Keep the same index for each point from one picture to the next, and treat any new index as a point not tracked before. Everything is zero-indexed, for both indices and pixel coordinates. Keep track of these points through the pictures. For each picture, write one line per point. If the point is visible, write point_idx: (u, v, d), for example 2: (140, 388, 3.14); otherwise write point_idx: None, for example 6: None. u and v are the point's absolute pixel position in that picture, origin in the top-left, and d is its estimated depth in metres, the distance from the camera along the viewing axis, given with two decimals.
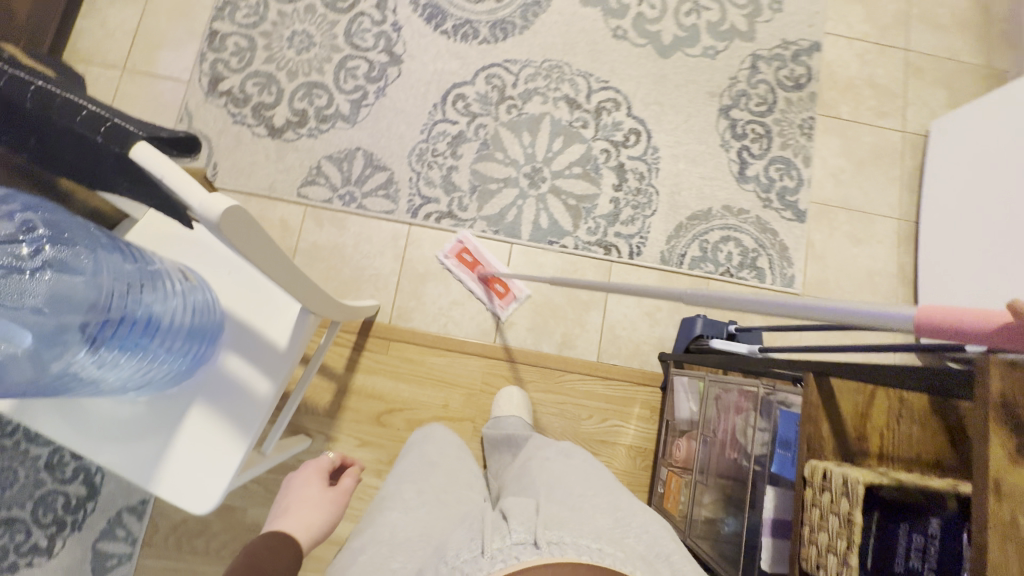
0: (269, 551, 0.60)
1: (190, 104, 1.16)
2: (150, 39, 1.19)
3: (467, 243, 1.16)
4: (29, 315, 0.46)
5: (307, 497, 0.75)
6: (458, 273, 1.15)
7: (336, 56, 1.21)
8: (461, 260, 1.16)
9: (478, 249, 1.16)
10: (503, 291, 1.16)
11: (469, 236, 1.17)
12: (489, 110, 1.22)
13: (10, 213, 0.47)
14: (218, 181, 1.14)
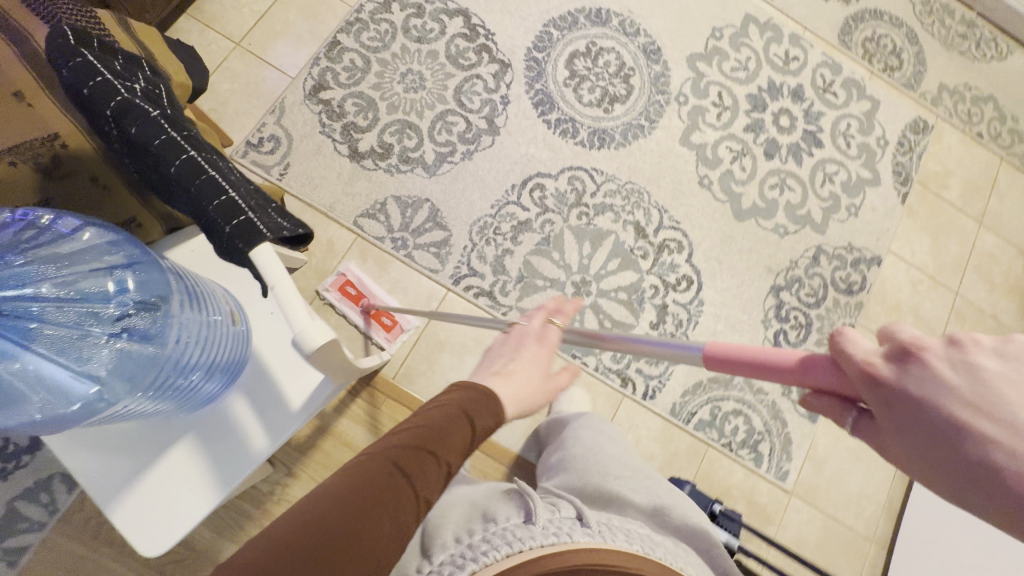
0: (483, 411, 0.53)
1: (287, 100, 1.17)
2: (275, 26, 1.20)
3: (350, 275, 1.12)
4: (94, 375, 0.48)
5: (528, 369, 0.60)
6: (342, 307, 1.10)
7: (440, 106, 1.23)
8: (341, 288, 1.10)
9: (362, 280, 1.12)
10: (391, 325, 1.11)
11: (351, 267, 1.12)
12: (562, 209, 1.23)
13: (111, 269, 0.51)
14: (283, 182, 1.14)
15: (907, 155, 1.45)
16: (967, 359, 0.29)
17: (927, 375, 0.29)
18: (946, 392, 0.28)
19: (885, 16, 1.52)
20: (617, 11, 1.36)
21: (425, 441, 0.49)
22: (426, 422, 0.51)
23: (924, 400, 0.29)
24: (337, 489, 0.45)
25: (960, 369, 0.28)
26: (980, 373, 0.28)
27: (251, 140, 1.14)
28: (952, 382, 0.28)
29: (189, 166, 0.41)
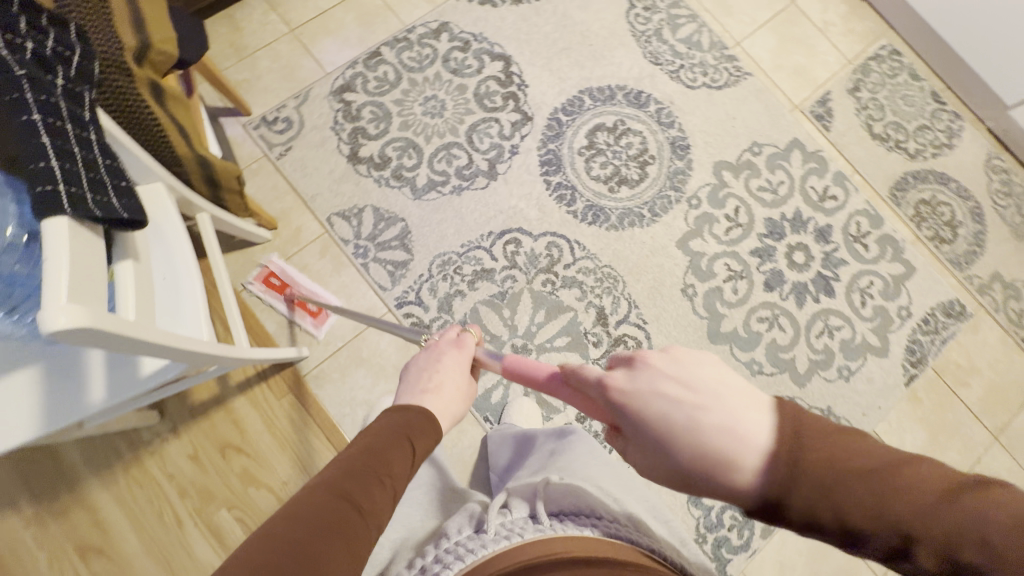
0: (418, 423, 0.58)
1: (313, 91, 1.24)
2: (330, 24, 1.29)
3: (274, 266, 1.14)
4: None
5: (454, 378, 0.67)
6: (268, 298, 1.13)
7: (449, 137, 1.25)
8: (266, 281, 1.13)
9: (284, 270, 1.14)
10: (316, 314, 1.14)
11: (275, 259, 1.14)
12: (529, 270, 1.21)
13: None
14: (280, 162, 1.20)
15: (929, 335, 1.30)
16: (664, 365, 0.43)
17: (646, 377, 0.43)
18: (661, 378, 0.43)
19: (952, 183, 1.40)
20: (658, 99, 1.35)
21: (377, 466, 0.51)
22: (373, 451, 0.52)
23: (654, 398, 0.42)
24: (288, 523, 0.44)
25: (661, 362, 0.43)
26: (670, 364, 0.43)
27: (267, 117, 1.21)
28: (667, 381, 0.42)
29: (27, 126, 0.44)
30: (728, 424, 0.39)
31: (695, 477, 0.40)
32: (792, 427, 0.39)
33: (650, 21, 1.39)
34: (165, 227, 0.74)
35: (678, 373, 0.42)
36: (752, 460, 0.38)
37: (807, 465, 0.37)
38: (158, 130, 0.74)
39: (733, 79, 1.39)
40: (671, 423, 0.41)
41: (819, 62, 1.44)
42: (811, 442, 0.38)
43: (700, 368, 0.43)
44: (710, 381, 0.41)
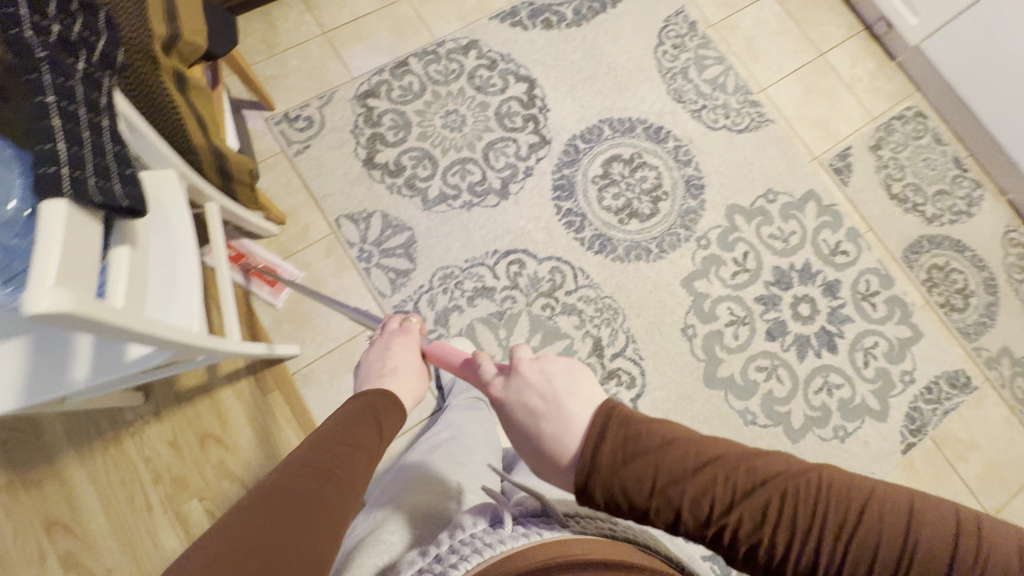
0: (381, 402, 0.63)
1: (338, 93, 1.26)
2: (362, 30, 1.31)
3: (227, 238, 1.12)
4: None
5: (408, 359, 0.72)
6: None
7: (465, 152, 1.26)
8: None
9: (237, 241, 1.12)
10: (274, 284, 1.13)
11: (227, 231, 1.13)
12: (530, 293, 1.20)
13: None
14: (296, 159, 1.21)
15: (931, 404, 1.27)
16: (534, 372, 0.56)
17: (516, 384, 0.56)
18: (529, 389, 0.55)
19: (967, 252, 1.38)
20: (677, 137, 1.35)
21: (352, 440, 0.55)
22: (346, 430, 0.56)
23: (519, 401, 0.55)
24: (276, 490, 0.47)
25: (533, 376, 0.56)
26: (539, 378, 0.55)
27: (290, 114, 1.23)
28: (530, 389, 0.55)
29: (38, 108, 0.44)
30: (560, 429, 0.51)
31: (543, 469, 0.52)
32: (613, 430, 0.50)
33: (678, 59, 1.40)
34: (173, 213, 0.74)
35: (541, 382, 0.55)
36: (575, 460, 0.50)
37: (620, 462, 0.49)
38: (175, 119, 0.75)
39: (754, 124, 1.39)
40: (526, 422, 0.53)
41: (843, 116, 1.43)
42: (626, 441, 0.49)
43: (559, 381, 0.54)
44: (562, 391, 0.54)
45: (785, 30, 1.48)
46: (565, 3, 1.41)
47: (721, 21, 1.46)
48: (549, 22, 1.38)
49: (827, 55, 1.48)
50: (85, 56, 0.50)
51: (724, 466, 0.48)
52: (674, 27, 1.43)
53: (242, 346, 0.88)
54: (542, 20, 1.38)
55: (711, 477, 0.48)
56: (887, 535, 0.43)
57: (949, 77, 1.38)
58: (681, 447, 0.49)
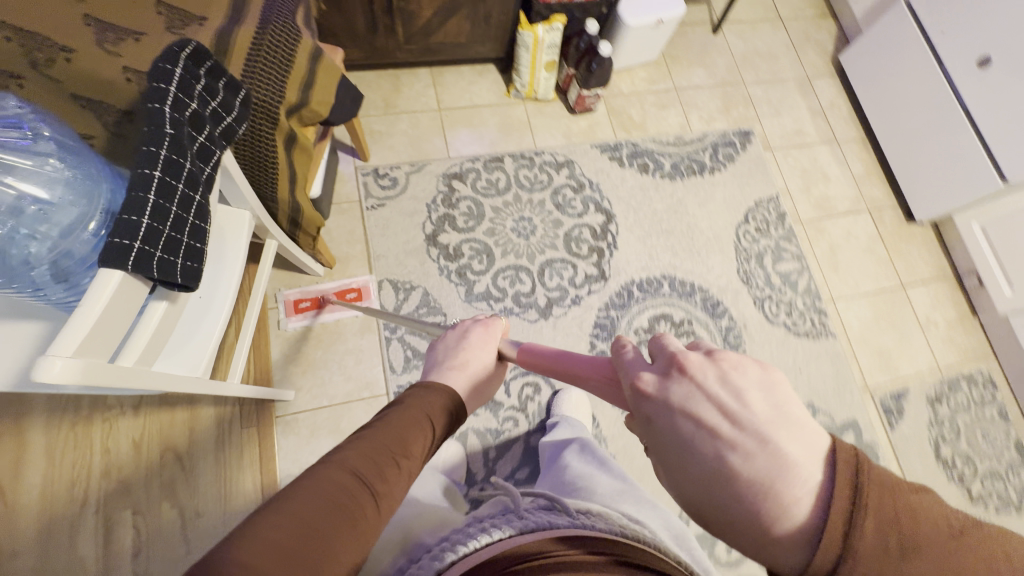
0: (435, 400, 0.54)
1: (429, 166, 1.31)
2: (474, 118, 1.38)
3: (293, 297, 1.16)
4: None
5: (482, 354, 0.65)
6: (314, 320, 1.16)
7: (523, 260, 1.27)
8: (297, 309, 1.15)
9: (302, 291, 1.17)
10: (359, 297, 1.18)
11: (287, 293, 1.16)
12: (533, 422, 1.15)
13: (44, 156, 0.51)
14: (368, 212, 1.25)
15: None
16: (712, 379, 0.34)
17: (682, 386, 0.35)
18: (706, 396, 0.34)
19: None
20: (732, 318, 1.32)
21: (395, 445, 0.46)
22: (384, 425, 0.48)
23: (678, 413, 0.34)
24: (301, 490, 0.39)
25: (711, 380, 0.34)
26: (724, 384, 0.34)
27: (380, 170, 1.28)
28: (705, 393, 0.34)
29: (143, 181, 0.46)
30: (766, 473, 0.30)
31: (732, 527, 0.32)
32: (867, 498, 0.29)
33: (756, 243, 1.40)
34: (229, 253, 0.78)
35: (720, 390, 0.34)
36: (802, 530, 0.30)
37: (884, 559, 0.27)
38: (271, 170, 0.78)
39: (814, 332, 1.34)
40: (695, 452, 0.33)
41: (907, 354, 1.37)
42: (880, 510, 0.28)
43: (757, 393, 0.33)
44: (764, 417, 0.32)
45: (871, 250, 1.47)
46: (667, 155, 1.45)
47: (810, 220, 1.46)
48: (645, 166, 1.42)
49: (907, 288, 1.44)
50: (208, 134, 0.53)
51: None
52: (762, 211, 1.44)
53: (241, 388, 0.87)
54: (639, 163, 1.42)
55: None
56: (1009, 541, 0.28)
57: None
58: (974, 535, 0.28)
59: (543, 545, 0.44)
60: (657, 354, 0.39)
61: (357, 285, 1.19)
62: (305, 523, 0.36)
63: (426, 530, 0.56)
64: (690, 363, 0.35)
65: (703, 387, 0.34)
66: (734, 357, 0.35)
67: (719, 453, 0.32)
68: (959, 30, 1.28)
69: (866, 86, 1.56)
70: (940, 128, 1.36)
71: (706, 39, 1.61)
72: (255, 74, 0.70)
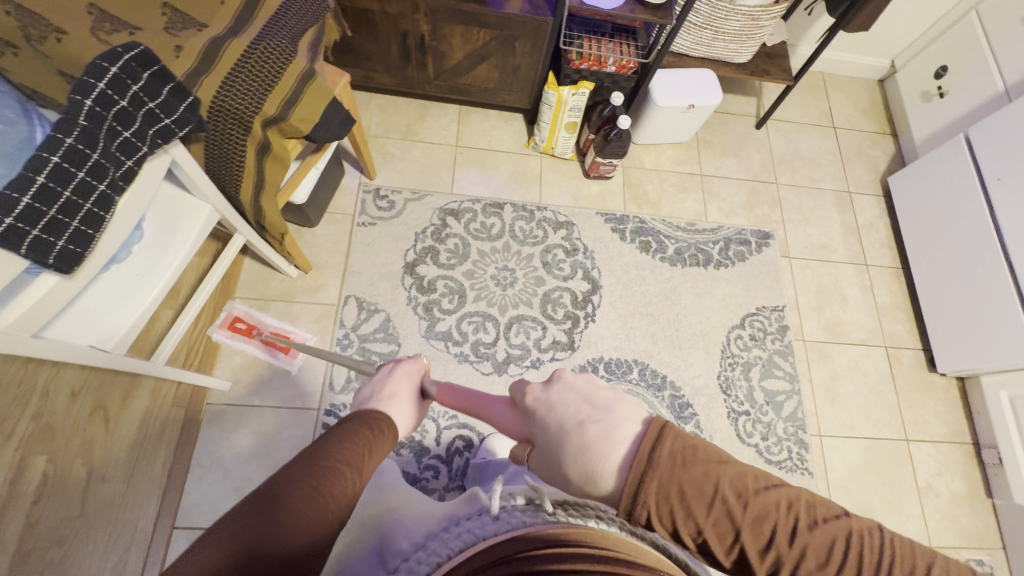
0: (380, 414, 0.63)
1: (430, 197, 1.33)
2: (487, 160, 1.40)
3: (237, 311, 1.17)
4: None
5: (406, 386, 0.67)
6: (235, 343, 1.15)
7: (493, 310, 1.24)
8: (231, 325, 1.16)
9: (248, 312, 1.18)
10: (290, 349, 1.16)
11: (238, 304, 1.18)
12: (453, 478, 1.10)
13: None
14: (357, 228, 1.28)
15: None
16: (577, 383, 0.52)
17: (558, 386, 0.52)
18: (571, 392, 0.51)
19: None
20: (698, 425, 1.21)
21: (365, 446, 0.57)
22: (357, 431, 0.58)
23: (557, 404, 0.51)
24: (300, 483, 0.48)
25: (576, 385, 0.52)
26: (582, 387, 0.51)
27: (381, 191, 1.32)
28: (572, 390, 0.51)
29: (38, 164, 0.49)
30: (608, 431, 0.47)
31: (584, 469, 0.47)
32: (672, 442, 0.46)
33: (747, 351, 1.30)
34: (178, 239, 0.81)
35: (583, 389, 0.51)
36: (620, 466, 0.46)
37: (675, 467, 0.45)
38: (237, 171, 0.81)
39: (788, 464, 1.21)
40: (566, 427, 0.49)
41: (894, 518, 1.20)
42: (682, 449, 0.45)
43: (602, 389, 0.51)
44: (610, 398, 0.50)
45: (879, 391, 1.32)
46: (673, 239, 1.39)
47: (814, 342, 1.35)
48: (647, 245, 1.37)
49: (911, 443, 1.28)
50: (135, 132, 0.57)
51: (791, 498, 0.44)
52: (761, 319, 1.34)
53: (163, 369, 0.90)
54: (642, 241, 1.37)
55: (777, 504, 0.43)
56: (808, 504, 0.44)
57: None
58: (758, 474, 0.45)
59: (542, 536, 0.42)
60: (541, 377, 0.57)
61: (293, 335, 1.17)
62: (311, 508, 0.47)
63: (399, 532, 0.57)
64: (566, 372, 0.53)
65: (572, 387, 0.52)
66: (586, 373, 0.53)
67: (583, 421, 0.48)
68: (1015, 180, 1.17)
69: (910, 214, 1.45)
70: (980, 278, 1.23)
71: (746, 132, 1.56)
72: (235, 83, 0.73)
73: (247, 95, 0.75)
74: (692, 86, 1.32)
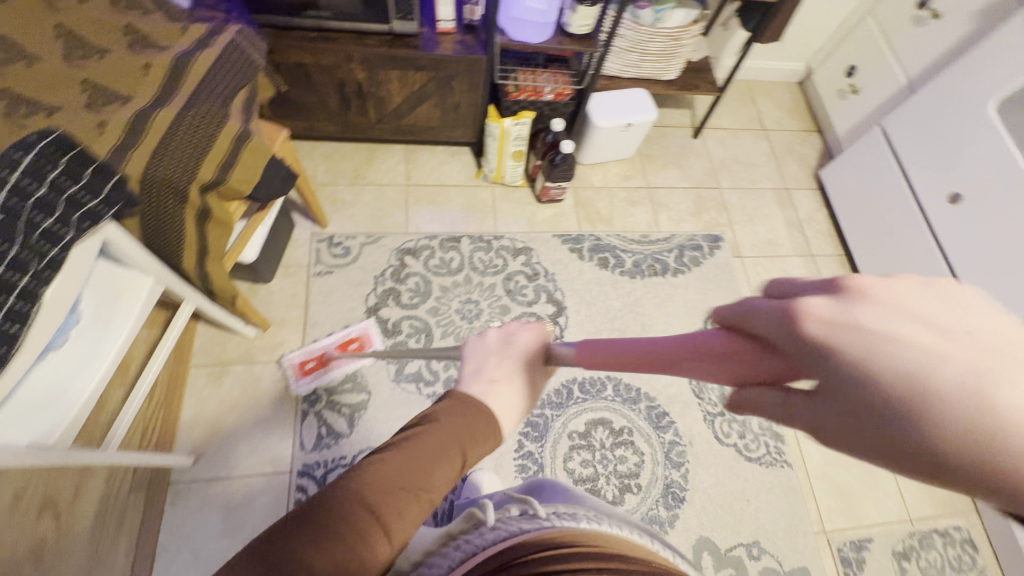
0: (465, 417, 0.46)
1: (385, 239, 1.33)
2: (439, 196, 1.41)
3: (297, 360, 1.17)
4: None
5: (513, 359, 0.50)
6: (323, 378, 1.16)
7: (461, 344, 1.24)
8: (303, 371, 1.16)
9: (306, 351, 1.18)
10: (363, 342, 1.21)
11: (290, 356, 1.17)
12: (440, 523, 1.07)
13: None
14: (314, 278, 1.25)
15: None
16: (908, 295, 0.26)
17: (867, 307, 0.26)
18: (896, 319, 0.26)
19: None
20: (677, 432, 1.23)
21: (432, 470, 0.43)
22: (423, 446, 0.44)
23: (882, 339, 0.25)
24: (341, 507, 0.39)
25: (892, 304, 0.26)
26: (915, 304, 0.26)
27: (334, 238, 1.31)
28: (895, 314, 0.26)
29: None
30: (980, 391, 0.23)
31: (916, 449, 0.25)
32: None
33: None
34: (118, 320, 0.77)
35: (919, 308, 0.26)
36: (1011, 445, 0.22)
37: None
38: (177, 242, 0.80)
39: (768, 458, 1.24)
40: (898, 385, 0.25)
41: (874, 498, 1.24)
42: None
43: (955, 308, 0.26)
44: (976, 327, 0.25)
45: None
46: (629, 252, 1.43)
47: None
48: (605, 261, 1.40)
49: None
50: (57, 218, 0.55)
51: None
52: None
53: (130, 456, 0.89)
54: (600, 257, 1.40)
55: None
56: None
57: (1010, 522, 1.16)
58: None
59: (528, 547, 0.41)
60: (788, 288, 0.31)
61: (357, 334, 1.21)
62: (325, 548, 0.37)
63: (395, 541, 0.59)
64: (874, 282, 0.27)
65: (887, 308, 0.26)
66: (909, 277, 0.28)
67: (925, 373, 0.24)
68: (931, 163, 1.26)
69: (844, 203, 1.54)
70: (912, 257, 1.32)
71: (685, 142, 1.63)
72: (165, 154, 0.73)
73: (178, 163, 0.74)
74: (627, 106, 1.38)
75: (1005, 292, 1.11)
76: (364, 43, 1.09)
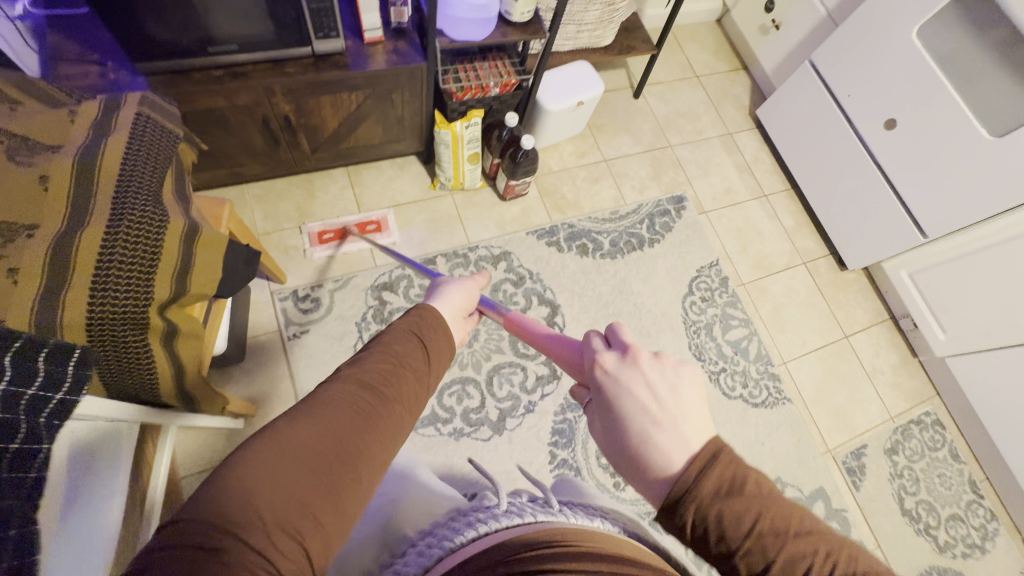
0: (432, 330, 0.53)
1: (355, 279, 1.21)
2: (398, 217, 1.29)
3: (316, 228, 1.24)
4: None
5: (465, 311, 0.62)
6: (339, 248, 1.23)
7: (468, 371, 1.19)
8: (320, 240, 1.23)
9: (325, 223, 1.25)
10: (380, 227, 1.27)
11: (312, 226, 1.24)
12: None
13: None
14: (289, 342, 1.13)
15: None
16: (652, 366, 0.43)
17: (630, 372, 0.42)
18: (640, 382, 0.42)
19: None
20: None
21: (402, 372, 0.47)
22: (394, 347, 0.49)
23: (626, 391, 0.42)
24: (320, 414, 0.40)
25: (642, 366, 0.42)
26: (646, 370, 0.42)
27: (299, 292, 1.17)
28: (643, 380, 0.42)
29: None
30: (667, 447, 0.39)
31: (624, 465, 0.41)
32: (723, 471, 0.37)
33: (704, 313, 1.38)
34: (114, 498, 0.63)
35: (656, 378, 0.42)
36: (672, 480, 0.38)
37: (724, 497, 0.36)
38: (147, 377, 0.66)
39: (771, 400, 1.33)
40: (626, 418, 0.41)
41: (859, 408, 1.39)
42: (731, 480, 0.37)
43: (682, 389, 0.42)
44: (683, 407, 0.40)
45: (812, 303, 1.48)
46: (604, 233, 1.41)
47: (751, 282, 1.46)
48: (584, 247, 1.38)
49: (850, 338, 1.47)
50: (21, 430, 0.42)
51: (836, 547, 0.35)
52: (705, 278, 1.42)
53: None
54: (578, 245, 1.37)
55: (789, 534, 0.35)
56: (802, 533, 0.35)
57: (969, 399, 1.35)
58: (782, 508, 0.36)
59: (524, 540, 0.38)
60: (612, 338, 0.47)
61: (377, 217, 1.28)
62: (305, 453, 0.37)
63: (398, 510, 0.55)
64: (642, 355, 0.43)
65: (637, 370, 0.42)
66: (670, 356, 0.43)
67: (642, 419, 0.41)
68: (864, 93, 1.33)
69: (783, 139, 1.60)
70: (856, 183, 1.41)
71: (628, 105, 1.60)
72: (108, 284, 0.59)
73: (128, 295, 0.60)
74: (574, 83, 1.31)
75: (949, 203, 1.21)
76: (284, 72, 0.92)
